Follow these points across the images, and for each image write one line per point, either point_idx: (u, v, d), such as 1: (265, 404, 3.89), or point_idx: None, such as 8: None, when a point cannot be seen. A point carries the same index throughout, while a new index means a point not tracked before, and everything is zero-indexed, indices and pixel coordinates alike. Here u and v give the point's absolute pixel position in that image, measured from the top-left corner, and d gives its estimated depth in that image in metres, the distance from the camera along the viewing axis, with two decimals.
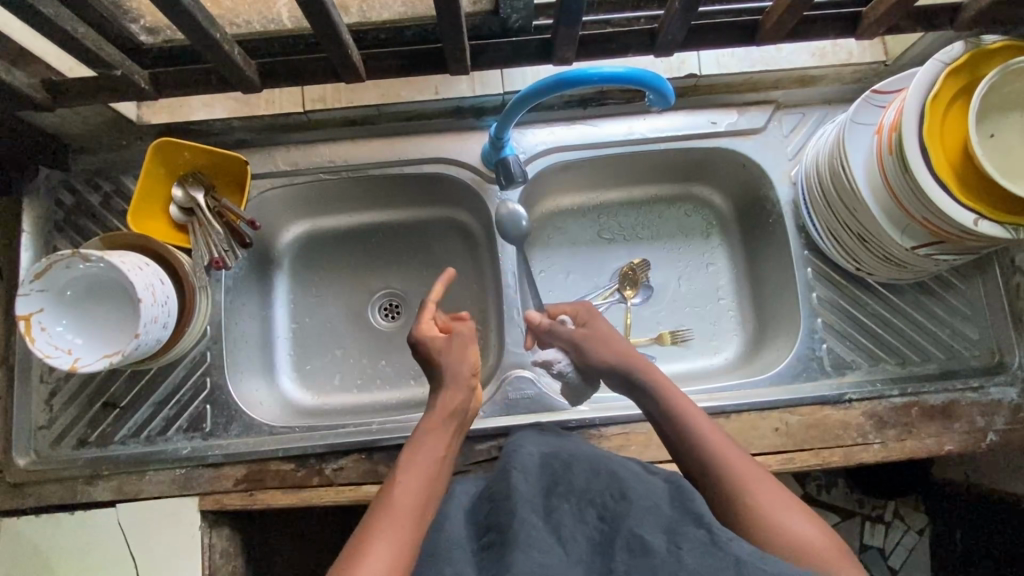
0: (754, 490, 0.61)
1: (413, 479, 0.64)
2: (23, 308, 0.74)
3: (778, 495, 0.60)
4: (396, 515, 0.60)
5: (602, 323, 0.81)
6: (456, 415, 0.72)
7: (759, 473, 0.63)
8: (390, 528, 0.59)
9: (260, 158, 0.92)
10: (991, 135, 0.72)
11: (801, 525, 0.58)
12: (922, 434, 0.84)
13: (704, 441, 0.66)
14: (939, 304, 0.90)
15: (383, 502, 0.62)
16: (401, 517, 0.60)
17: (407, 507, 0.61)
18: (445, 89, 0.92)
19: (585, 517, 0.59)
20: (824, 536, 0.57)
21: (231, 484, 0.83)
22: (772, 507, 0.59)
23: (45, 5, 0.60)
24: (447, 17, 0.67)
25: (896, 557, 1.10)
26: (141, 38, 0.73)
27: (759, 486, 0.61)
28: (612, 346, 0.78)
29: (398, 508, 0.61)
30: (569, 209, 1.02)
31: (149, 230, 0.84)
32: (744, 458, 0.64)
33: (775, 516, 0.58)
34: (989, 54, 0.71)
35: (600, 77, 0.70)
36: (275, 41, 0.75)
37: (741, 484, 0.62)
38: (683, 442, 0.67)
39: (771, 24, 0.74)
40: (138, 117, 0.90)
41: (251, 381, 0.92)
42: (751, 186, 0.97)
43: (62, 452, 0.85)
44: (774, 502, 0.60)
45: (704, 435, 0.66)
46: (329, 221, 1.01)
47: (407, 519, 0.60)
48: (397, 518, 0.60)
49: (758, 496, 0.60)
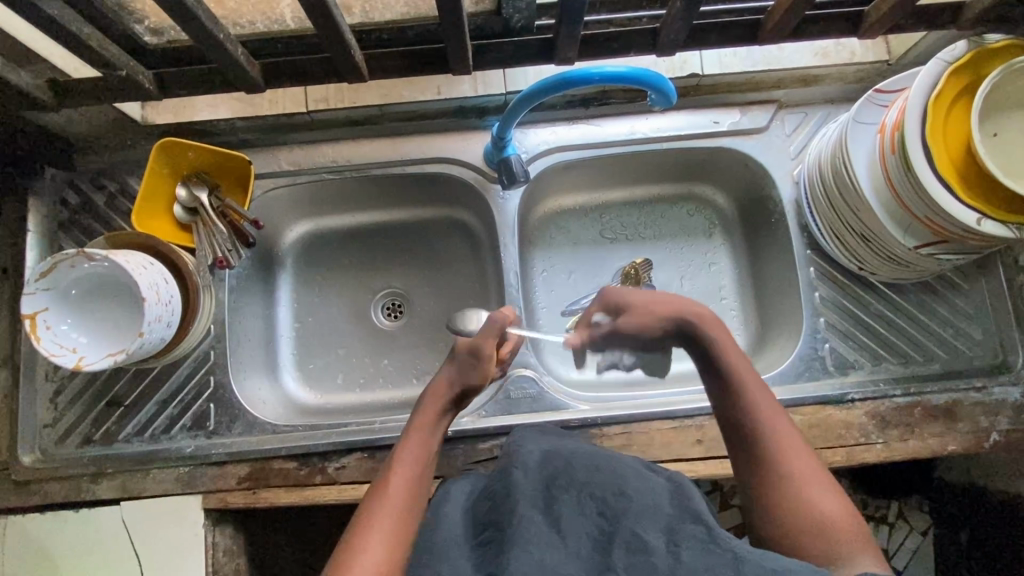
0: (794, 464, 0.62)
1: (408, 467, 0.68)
2: (28, 307, 0.74)
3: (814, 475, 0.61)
4: (388, 503, 0.64)
5: (633, 298, 0.77)
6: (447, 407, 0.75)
7: (798, 447, 0.63)
8: (385, 514, 0.63)
9: (264, 157, 0.92)
10: (995, 133, 0.72)
11: (830, 510, 0.59)
12: (925, 434, 0.84)
13: (752, 405, 0.66)
14: (942, 304, 0.89)
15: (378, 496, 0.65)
16: (393, 508, 0.64)
17: (401, 493, 0.65)
18: (447, 89, 0.93)
19: (585, 510, 0.58)
20: (851, 522, 0.58)
21: (235, 482, 0.84)
22: (808, 486, 0.60)
23: (50, 5, 0.61)
24: (450, 17, 0.67)
25: (900, 558, 1.10)
26: (146, 39, 0.73)
27: (799, 463, 0.62)
28: (656, 309, 0.75)
29: (391, 496, 0.65)
30: (571, 208, 1.03)
31: (153, 229, 0.85)
32: (789, 428, 0.64)
33: (807, 497, 0.60)
34: (993, 53, 0.71)
35: (601, 77, 0.71)
36: (279, 42, 0.76)
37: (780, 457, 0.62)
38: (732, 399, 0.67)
39: (774, 23, 0.74)
40: (143, 117, 0.91)
41: (254, 380, 0.92)
42: (754, 185, 0.97)
43: (67, 450, 0.85)
44: (809, 480, 0.61)
45: (755, 399, 0.66)
46: (332, 220, 1.01)
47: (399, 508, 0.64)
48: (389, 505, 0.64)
49: (797, 473, 0.61)
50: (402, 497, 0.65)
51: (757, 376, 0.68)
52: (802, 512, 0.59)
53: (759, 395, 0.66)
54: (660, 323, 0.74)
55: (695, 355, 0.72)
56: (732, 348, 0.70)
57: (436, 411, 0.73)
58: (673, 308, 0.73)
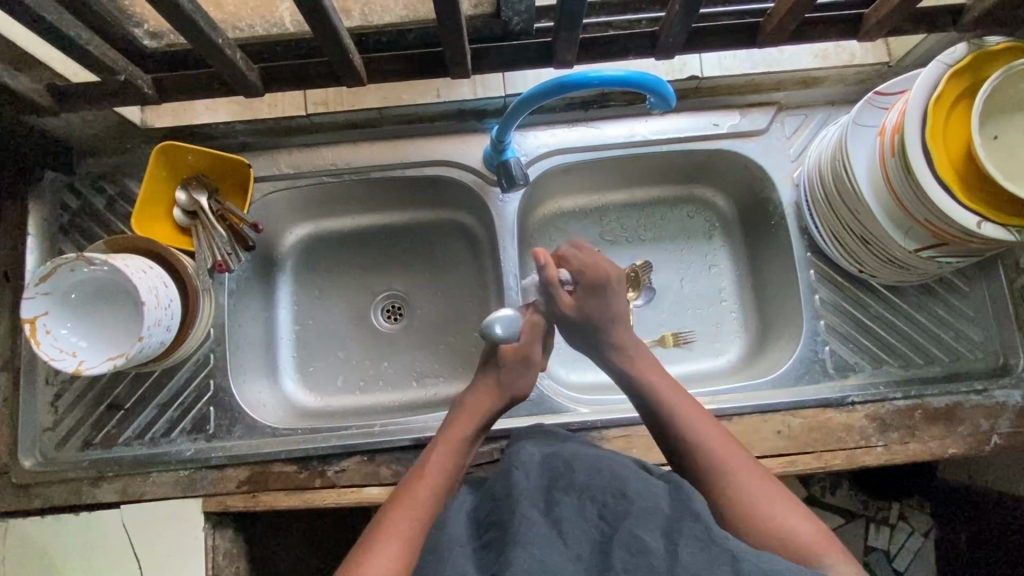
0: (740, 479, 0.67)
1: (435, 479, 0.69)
2: (28, 311, 0.74)
3: (768, 492, 0.66)
4: (410, 509, 0.65)
5: (618, 300, 0.82)
6: (483, 423, 0.77)
7: (742, 460, 0.69)
8: (406, 519, 0.64)
9: (264, 161, 0.92)
10: (995, 136, 0.71)
11: (788, 516, 0.63)
12: (925, 437, 0.84)
13: (690, 430, 0.71)
14: (943, 306, 0.89)
15: (402, 500, 0.66)
16: (415, 514, 0.65)
17: (424, 500, 0.66)
18: (447, 92, 0.91)
19: (586, 514, 0.58)
20: (809, 523, 0.63)
21: (235, 486, 0.84)
22: (760, 496, 0.65)
23: (48, 11, 0.61)
24: (448, 20, 0.67)
25: (900, 560, 1.09)
26: (144, 42, 0.74)
27: (746, 477, 0.67)
28: (619, 309, 0.82)
29: (413, 503, 0.66)
30: (571, 210, 1.02)
31: (153, 233, 0.85)
32: (728, 443, 0.70)
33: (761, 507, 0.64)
34: (993, 56, 0.71)
35: (599, 81, 0.70)
36: (277, 45, 0.76)
37: (728, 473, 0.67)
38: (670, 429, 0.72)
39: (773, 26, 0.73)
40: (143, 121, 0.89)
41: (254, 384, 0.92)
42: (754, 188, 0.96)
43: (67, 453, 0.86)
44: (761, 491, 0.65)
45: (693, 424, 0.72)
46: (332, 223, 1.01)
47: (421, 515, 0.65)
48: (412, 511, 0.65)
49: (747, 486, 0.66)
50: (423, 505, 0.66)
51: (693, 403, 0.74)
52: (760, 522, 0.63)
53: (695, 419, 0.72)
54: (622, 329, 0.81)
55: (609, 361, 0.81)
56: (666, 383, 0.77)
57: (468, 428, 0.75)
58: (625, 323, 0.82)
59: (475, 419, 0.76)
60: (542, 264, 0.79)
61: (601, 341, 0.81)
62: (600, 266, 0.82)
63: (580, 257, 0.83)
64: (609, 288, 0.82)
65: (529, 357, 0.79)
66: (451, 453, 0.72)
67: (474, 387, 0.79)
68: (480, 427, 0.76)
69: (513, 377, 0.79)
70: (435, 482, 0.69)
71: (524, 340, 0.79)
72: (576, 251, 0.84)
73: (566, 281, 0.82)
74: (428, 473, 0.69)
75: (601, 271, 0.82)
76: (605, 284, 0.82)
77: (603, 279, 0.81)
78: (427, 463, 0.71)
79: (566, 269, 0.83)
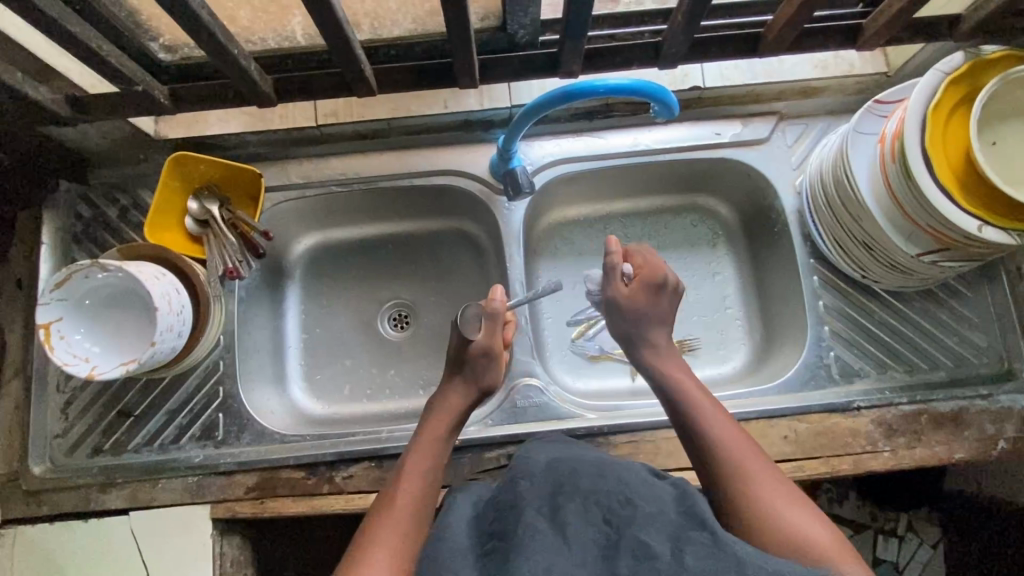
0: (759, 484, 0.64)
1: (417, 486, 0.68)
2: (42, 317, 0.76)
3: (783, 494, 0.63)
4: (398, 523, 0.64)
5: (664, 304, 0.81)
6: (459, 418, 0.77)
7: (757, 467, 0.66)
8: (395, 529, 0.63)
9: (274, 171, 0.94)
10: (993, 142, 0.73)
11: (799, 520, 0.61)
12: (932, 442, 0.84)
13: (715, 429, 0.70)
14: (946, 312, 0.90)
15: (387, 508, 0.66)
16: (401, 524, 0.64)
17: (410, 512, 0.65)
18: (454, 103, 0.94)
19: (591, 518, 0.58)
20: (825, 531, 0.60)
21: (243, 492, 0.84)
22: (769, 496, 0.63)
23: (71, 23, 0.63)
24: (457, 32, 0.68)
25: (910, 572, 1.08)
26: (160, 56, 0.76)
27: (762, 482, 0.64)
28: (664, 305, 0.82)
29: (398, 514, 0.65)
30: (576, 219, 1.04)
31: (165, 241, 0.86)
32: (744, 446, 0.68)
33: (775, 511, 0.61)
34: (989, 64, 0.72)
35: (605, 90, 0.72)
36: (290, 58, 0.79)
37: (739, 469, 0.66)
38: (696, 429, 0.71)
39: (772, 37, 0.75)
40: (156, 132, 0.92)
41: (263, 391, 0.93)
42: (757, 196, 0.98)
43: (77, 460, 0.86)
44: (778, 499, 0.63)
45: (721, 422, 0.70)
46: (339, 232, 1.02)
47: (410, 525, 0.64)
48: (400, 520, 0.64)
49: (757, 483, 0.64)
50: (407, 506, 0.66)
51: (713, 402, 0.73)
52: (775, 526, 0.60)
53: (715, 418, 0.71)
54: (664, 331, 0.81)
55: (643, 358, 0.81)
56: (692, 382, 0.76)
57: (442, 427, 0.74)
58: (665, 326, 0.82)
59: (449, 416, 0.76)
60: (611, 251, 0.84)
61: (638, 335, 0.81)
62: (659, 266, 0.83)
63: (643, 257, 0.84)
64: (665, 292, 0.82)
65: (491, 351, 0.79)
66: (427, 454, 0.72)
67: (442, 386, 0.79)
68: (455, 425, 0.76)
69: (481, 372, 0.79)
70: (415, 483, 0.68)
71: (486, 331, 0.80)
72: (642, 253, 0.85)
73: (626, 275, 0.84)
74: (407, 476, 0.69)
75: (661, 271, 0.82)
76: (663, 286, 0.81)
77: (664, 280, 0.81)
78: (406, 466, 0.70)
79: (628, 265, 0.85)
